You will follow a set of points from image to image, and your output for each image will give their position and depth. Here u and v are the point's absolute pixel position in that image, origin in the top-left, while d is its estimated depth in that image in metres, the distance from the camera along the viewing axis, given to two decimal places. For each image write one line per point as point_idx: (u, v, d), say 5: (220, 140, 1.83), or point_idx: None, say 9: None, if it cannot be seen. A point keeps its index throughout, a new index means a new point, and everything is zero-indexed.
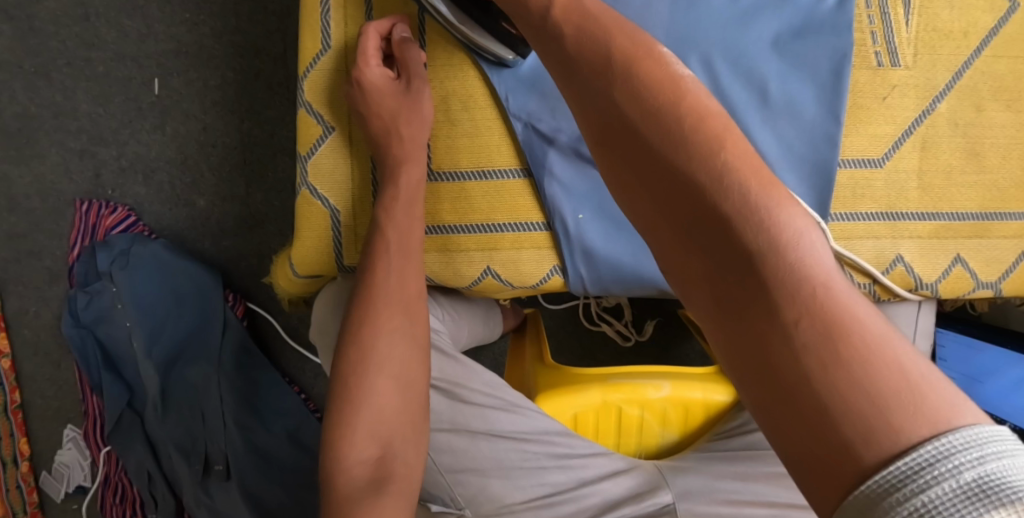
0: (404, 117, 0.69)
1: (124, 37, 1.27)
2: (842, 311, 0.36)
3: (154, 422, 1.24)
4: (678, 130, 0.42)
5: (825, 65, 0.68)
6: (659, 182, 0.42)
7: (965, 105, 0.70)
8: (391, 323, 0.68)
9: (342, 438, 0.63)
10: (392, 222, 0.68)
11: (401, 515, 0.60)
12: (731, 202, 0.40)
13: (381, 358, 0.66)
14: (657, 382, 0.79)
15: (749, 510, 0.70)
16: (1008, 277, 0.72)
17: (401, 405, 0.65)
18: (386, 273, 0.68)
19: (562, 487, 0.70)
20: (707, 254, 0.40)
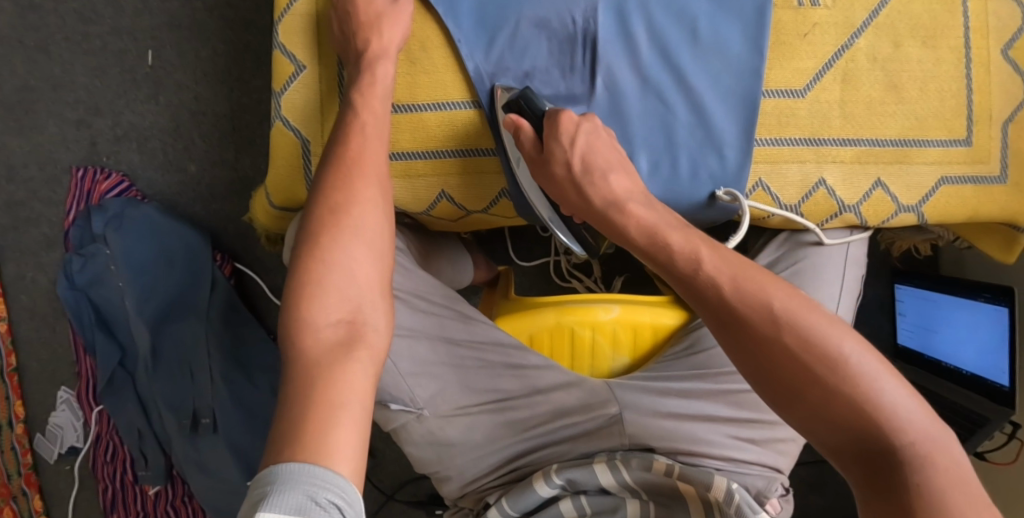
0: (388, 26, 0.75)
1: (120, 12, 1.34)
2: (961, 493, 0.51)
3: (145, 377, 1.28)
4: (830, 365, 0.55)
5: (750, 3, 0.75)
6: (816, 402, 0.55)
7: (883, 41, 0.77)
8: (365, 195, 0.71)
9: (313, 300, 0.64)
10: (369, 107, 0.74)
11: (369, 375, 0.62)
12: (871, 407, 0.54)
13: (355, 223, 0.68)
14: (607, 305, 0.86)
15: (688, 424, 0.76)
16: (929, 201, 0.79)
17: (373, 273, 0.68)
18: (361, 149, 0.72)
19: (515, 394, 0.78)
20: (859, 453, 0.54)
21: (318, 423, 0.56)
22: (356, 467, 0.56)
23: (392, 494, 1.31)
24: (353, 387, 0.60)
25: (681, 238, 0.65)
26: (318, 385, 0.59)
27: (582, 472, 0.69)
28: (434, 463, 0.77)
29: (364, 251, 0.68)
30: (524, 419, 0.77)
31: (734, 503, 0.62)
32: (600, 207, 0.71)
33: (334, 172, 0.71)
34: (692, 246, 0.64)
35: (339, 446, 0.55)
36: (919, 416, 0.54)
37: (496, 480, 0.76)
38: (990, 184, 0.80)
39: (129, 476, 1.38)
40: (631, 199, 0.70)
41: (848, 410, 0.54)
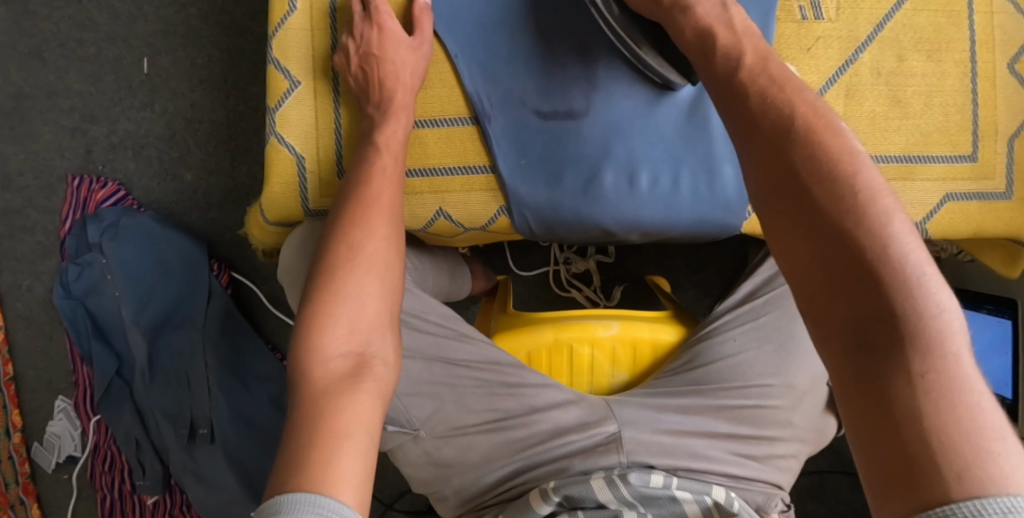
0: (410, 68, 0.77)
1: (115, 19, 1.33)
2: (959, 370, 0.44)
3: (143, 388, 1.28)
4: (847, 199, 0.50)
5: (752, 18, 0.74)
6: (821, 234, 0.50)
7: (887, 55, 0.75)
8: (381, 230, 0.71)
9: (319, 333, 0.64)
10: (386, 142, 0.75)
11: (375, 408, 0.61)
12: (887, 262, 0.47)
13: (369, 257, 0.69)
14: (606, 322, 0.85)
15: (688, 440, 0.74)
16: (933, 218, 0.78)
17: (382, 308, 0.68)
18: (381, 187, 0.73)
19: (513, 413, 0.76)
20: (852, 298, 0.48)
21: (322, 454, 0.55)
22: (361, 495, 0.55)
23: (391, 503, 1.30)
24: (359, 418, 0.59)
25: (730, 37, 0.62)
26: (323, 417, 0.58)
27: (579, 488, 0.67)
28: (434, 484, 0.76)
29: (374, 283, 0.68)
30: (522, 439, 0.75)
31: (734, 505, 0.66)
32: (670, 9, 0.67)
33: (349, 209, 0.72)
34: (741, 55, 0.60)
35: (344, 477, 0.54)
36: (936, 283, 0.47)
37: (496, 499, 0.74)
38: (995, 200, 0.78)
39: (127, 486, 1.37)
40: (702, 3, 0.66)
41: (856, 249, 0.48)
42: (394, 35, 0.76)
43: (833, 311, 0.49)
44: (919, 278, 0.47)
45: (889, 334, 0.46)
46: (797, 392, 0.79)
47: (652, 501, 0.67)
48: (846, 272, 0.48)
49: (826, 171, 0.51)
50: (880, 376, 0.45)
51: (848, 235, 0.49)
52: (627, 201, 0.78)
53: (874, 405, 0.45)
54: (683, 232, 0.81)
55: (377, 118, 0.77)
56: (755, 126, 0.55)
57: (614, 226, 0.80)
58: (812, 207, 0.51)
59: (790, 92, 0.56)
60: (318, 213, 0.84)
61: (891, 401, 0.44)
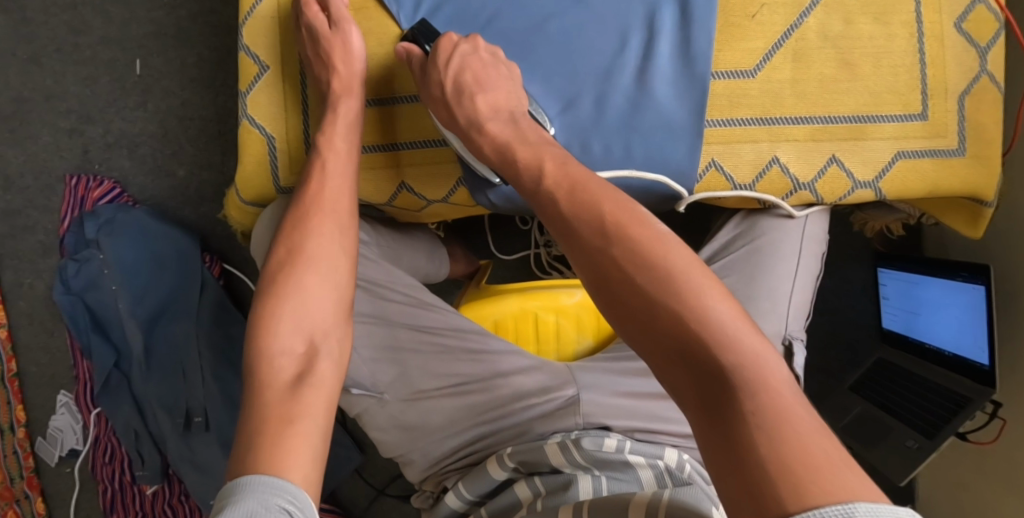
0: (342, 57, 0.78)
1: (109, 22, 1.38)
2: (787, 406, 0.48)
3: (139, 378, 1.31)
4: (660, 277, 0.55)
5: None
6: (643, 315, 0.54)
7: (834, 19, 0.77)
8: (322, 231, 0.75)
9: (270, 340, 0.67)
10: (331, 147, 0.78)
11: (325, 403, 0.65)
12: (705, 326, 0.52)
13: (313, 261, 0.73)
14: (571, 290, 0.87)
15: (646, 402, 0.76)
16: (885, 177, 0.79)
17: (332, 305, 0.72)
18: (325, 188, 0.77)
19: (475, 378, 0.78)
20: (684, 367, 0.52)
21: (274, 439, 0.59)
22: (310, 476, 0.58)
23: (383, 488, 1.32)
24: (311, 408, 0.63)
25: (529, 151, 0.68)
26: (270, 412, 0.62)
27: (534, 455, 0.71)
28: (400, 447, 0.79)
29: (322, 284, 0.72)
30: (484, 403, 0.77)
31: (684, 470, 0.67)
32: (466, 126, 0.74)
33: (293, 216, 0.76)
34: (540, 166, 0.65)
35: (295, 457, 0.58)
36: (750, 333, 0.52)
37: (458, 463, 0.77)
38: (949, 157, 0.79)
39: (128, 477, 1.40)
40: (494, 119, 0.73)
41: (674, 325, 0.53)
42: (322, 30, 0.79)
43: (672, 379, 0.53)
44: (737, 336, 0.51)
45: (720, 389, 0.50)
46: None
47: (607, 467, 0.68)
48: (671, 346, 0.53)
49: (639, 256, 0.56)
50: (720, 426, 0.49)
51: (668, 309, 0.53)
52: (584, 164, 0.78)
53: (722, 455, 0.48)
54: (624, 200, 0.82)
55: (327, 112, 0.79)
56: (574, 225, 0.60)
57: None
58: (637, 295, 0.55)
59: (599, 189, 0.61)
60: (289, 190, 0.87)
61: (734, 447, 0.47)
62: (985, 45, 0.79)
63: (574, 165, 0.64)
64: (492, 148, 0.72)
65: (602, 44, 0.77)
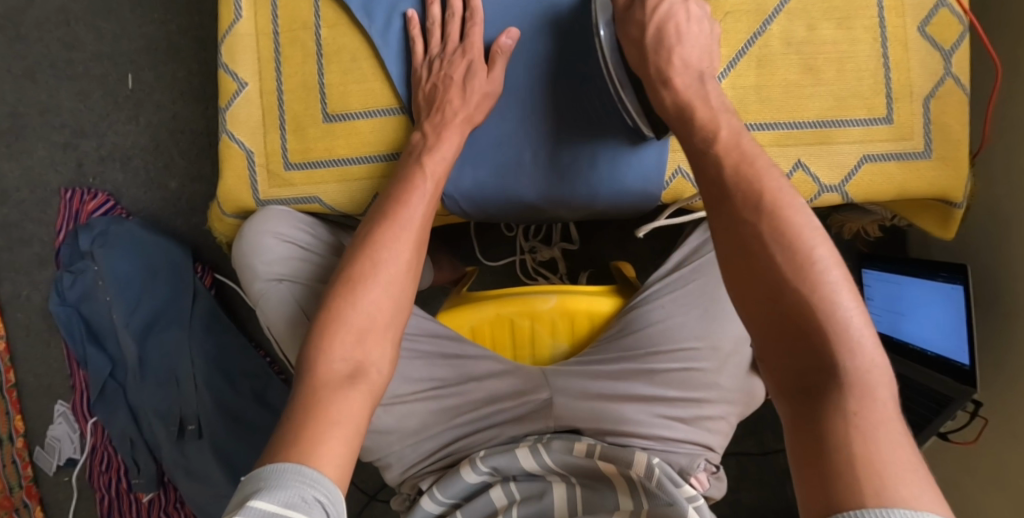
0: (480, 90, 0.78)
1: (102, 38, 1.41)
2: (884, 418, 0.50)
3: (134, 386, 1.33)
4: (799, 264, 0.56)
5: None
6: (772, 294, 0.56)
7: (797, 25, 0.78)
8: (397, 246, 0.74)
9: (334, 335, 0.67)
10: (431, 164, 0.77)
11: (365, 414, 0.64)
12: (830, 323, 0.54)
13: (385, 273, 0.72)
14: (545, 295, 0.88)
15: (617, 405, 0.78)
16: (851, 180, 0.80)
17: (392, 315, 0.71)
18: (416, 209, 0.76)
19: (450, 381, 0.81)
20: (797, 352, 0.55)
21: (314, 434, 0.59)
22: (342, 473, 0.59)
23: (375, 494, 1.34)
24: (352, 416, 0.62)
25: (707, 111, 0.68)
26: (318, 406, 0.62)
27: (506, 459, 0.72)
28: (376, 452, 0.79)
29: (392, 282, 0.72)
30: (458, 406, 0.80)
31: (653, 477, 0.67)
32: (653, 75, 0.72)
33: (379, 224, 0.75)
34: (717, 130, 0.66)
35: (328, 454, 0.58)
36: (871, 345, 0.53)
37: (432, 466, 0.79)
38: (914, 159, 0.80)
39: (125, 485, 1.42)
40: (683, 74, 0.71)
41: (801, 312, 0.55)
42: (472, 51, 0.79)
43: (781, 360, 0.56)
44: (857, 342, 0.53)
45: (826, 384, 0.52)
46: (722, 353, 0.79)
47: (580, 472, 0.71)
48: (792, 329, 0.55)
49: (783, 239, 0.57)
50: (814, 414, 0.52)
51: (797, 294, 0.55)
52: (556, 170, 0.81)
53: (810, 442, 0.51)
54: (599, 206, 0.83)
55: (433, 133, 0.78)
56: (727, 195, 0.61)
57: (539, 201, 0.83)
58: (767, 272, 0.57)
59: (758, 168, 0.62)
60: (267, 202, 0.88)
61: (819, 431, 0.51)
62: (950, 48, 0.79)
63: (747, 140, 0.65)
64: (671, 102, 0.71)
65: (567, 54, 0.80)
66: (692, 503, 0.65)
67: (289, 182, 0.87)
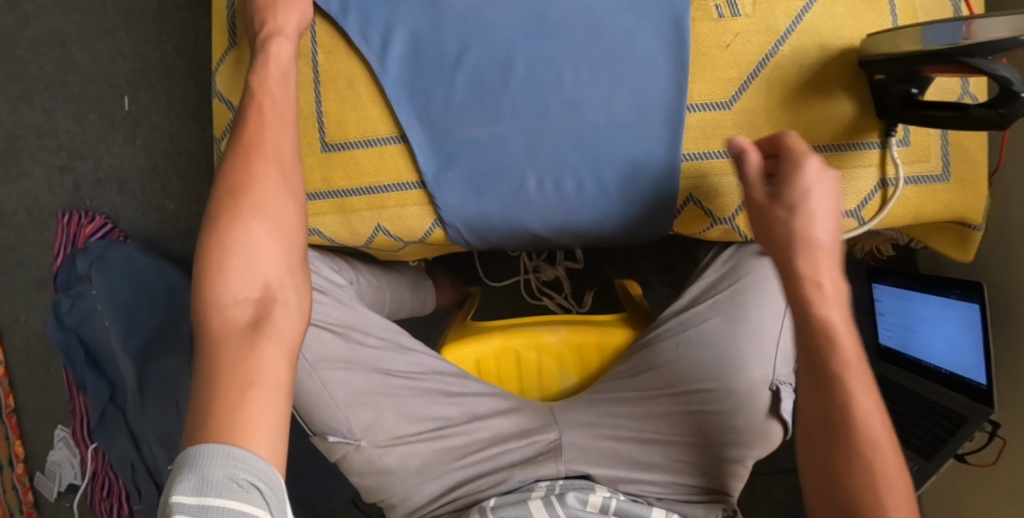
0: (285, 2, 0.75)
1: (96, 60, 1.38)
2: None
3: (134, 412, 1.31)
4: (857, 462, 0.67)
5: (661, 21, 0.75)
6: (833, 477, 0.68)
7: (809, 45, 0.75)
8: (265, 171, 0.68)
9: (221, 270, 0.63)
10: (264, 85, 0.72)
11: (280, 361, 0.61)
12: None
13: (255, 200, 0.66)
14: (552, 327, 0.86)
15: (628, 447, 0.78)
16: (867, 205, 0.78)
17: (276, 249, 0.66)
18: (267, 129, 0.70)
19: (453, 420, 0.79)
20: None
21: (235, 400, 0.57)
22: (277, 443, 0.58)
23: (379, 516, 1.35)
24: (266, 365, 0.60)
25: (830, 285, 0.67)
26: (226, 365, 0.59)
27: (516, 511, 0.69)
28: (381, 493, 0.78)
29: (281, 205, 0.67)
30: (463, 446, 0.78)
31: None
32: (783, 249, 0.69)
33: (231, 154, 0.69)
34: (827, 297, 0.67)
35: (257, 429, 0.57)
36: None
37: (440, 510, 0.77)
38: (932, 182, 0.78)
39: (124, 511, 1.38)
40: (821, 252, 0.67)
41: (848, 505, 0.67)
42: None
43: None
44: None
45: None
46: (737, 395, 0.76)
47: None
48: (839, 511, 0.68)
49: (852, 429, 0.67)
50: None
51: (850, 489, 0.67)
52: (562, 197, 0.79)
53: None
54: (604, 231, 0.82)
55: (261, 51, 0.74)
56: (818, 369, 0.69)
57: (542, 231, 0.82)
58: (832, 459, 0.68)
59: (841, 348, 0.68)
60: None
61: None
62: None
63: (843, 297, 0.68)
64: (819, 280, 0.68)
65: (572, 75, 0.76)
66: None
67: None
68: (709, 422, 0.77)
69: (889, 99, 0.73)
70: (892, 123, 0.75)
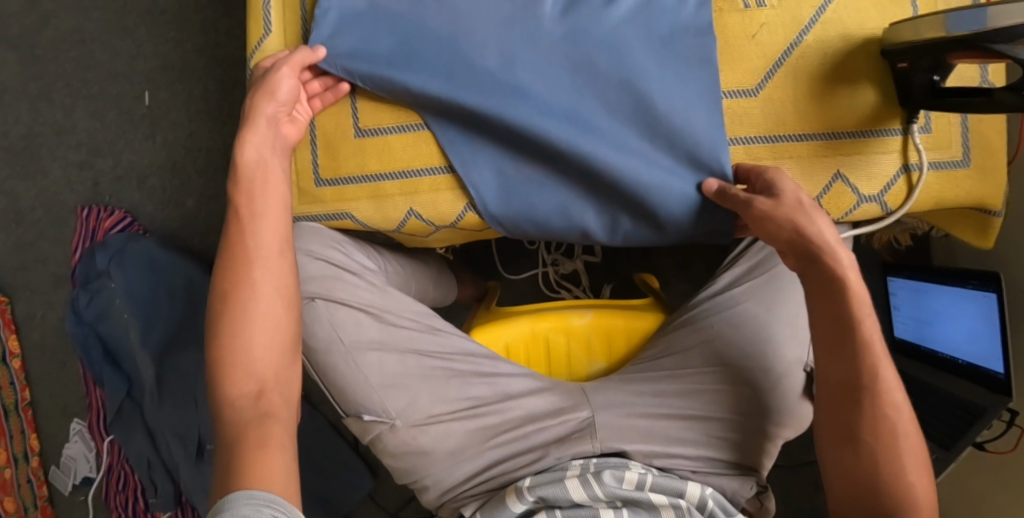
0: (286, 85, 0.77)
1: (117, 58, 1.40)
2: None
3: (151, 410, 1.30)
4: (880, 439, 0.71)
5: (695, 67, 0.76)
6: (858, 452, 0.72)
7: (833, 35, 0.78)
8: (258, 273, 0.71)
9: (226, 373, 0.67)
10: (249, 178, 0.74)
11: (285, 447, 0.65)
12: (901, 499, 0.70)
13: (253, 304, 0.70)
14: (580, 311, 0.88)
15: (663, 424, 0.80)
16: (891, 190, 0.80)
17: (272, 348, 0.70)
18: (263, 225, 0.73)
19: (486, 400, 0.81)
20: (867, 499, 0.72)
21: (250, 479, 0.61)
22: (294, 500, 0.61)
23: (395, 511, 1.35)
24: (275, 450, 0.64)
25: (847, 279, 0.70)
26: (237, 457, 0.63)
27: (554, 489, 0.73)
28: (415, 474, 0.80)
29: (272, 298, 0.71)
30: (496, 424, 0.80)
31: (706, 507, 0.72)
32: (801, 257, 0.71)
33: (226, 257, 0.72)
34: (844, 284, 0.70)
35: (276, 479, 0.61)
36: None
37: (475, 489, 0.80)
38: (953, 167, 0.80)
39: (140, 505, 1.39)
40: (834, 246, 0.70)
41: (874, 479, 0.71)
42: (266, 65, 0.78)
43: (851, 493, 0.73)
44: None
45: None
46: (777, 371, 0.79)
47: (629, 500, 0.72)
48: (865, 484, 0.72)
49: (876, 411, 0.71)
50: None
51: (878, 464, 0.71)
52: (606, 224, 0.83)
53: None
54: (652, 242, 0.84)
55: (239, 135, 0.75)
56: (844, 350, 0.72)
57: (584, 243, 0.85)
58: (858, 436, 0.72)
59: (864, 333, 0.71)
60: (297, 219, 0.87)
61: None
62: None
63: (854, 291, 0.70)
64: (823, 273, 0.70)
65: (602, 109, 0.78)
66: None
67: (319, 199, 0.84)
68: (748, 397, 0.79)
69: (914, 89, 0.75)
70: (914, 111, 0.77)
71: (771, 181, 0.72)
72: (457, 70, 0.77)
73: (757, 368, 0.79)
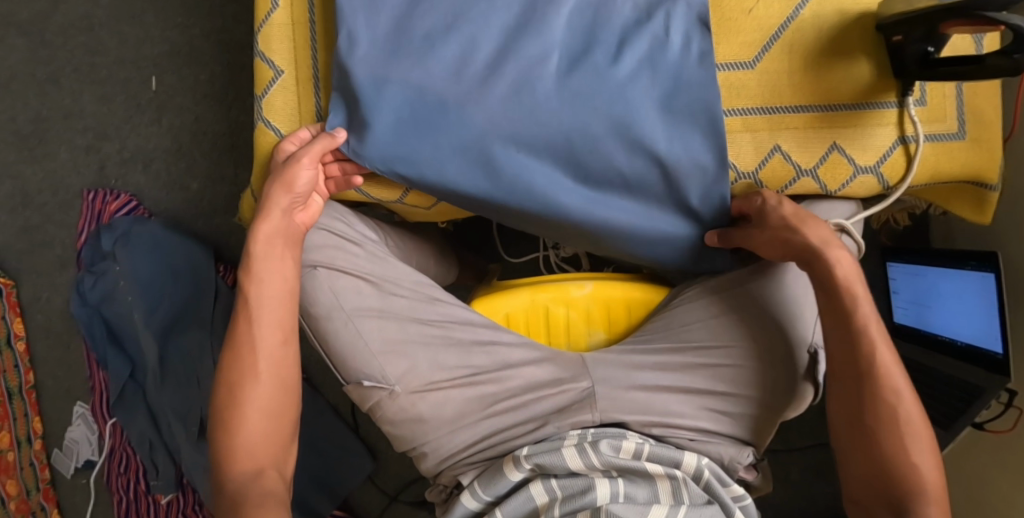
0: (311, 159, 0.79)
1: (124, 43, 1.42)
2: None
3: (154, 389, 1.32)
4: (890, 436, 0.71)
5: (699, 123, 0.78)
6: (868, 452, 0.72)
7: (829, 9, 0.79)
8: (257, 366, 0.74)
9: (232, 458, 0.72)
10: (255, 271, 0.76)
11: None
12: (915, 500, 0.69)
13: (252, 392, 0.73)
14: (580, 282, 0.89)
15: (661, 397, 0.82)
16: (886, 160, 0.81)
17: (271, 433, 0.73)
18: (268, 312, 0.76)
19: (485, 369, 0.82)
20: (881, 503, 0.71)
21: None
22: None
23: (395, 495, 1.35)
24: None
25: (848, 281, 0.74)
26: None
27: (551, 457, 0.73)
28: (414, 441, 0.81)
29: (271, 393, 0.74)
30: (495, 393, 0.81)
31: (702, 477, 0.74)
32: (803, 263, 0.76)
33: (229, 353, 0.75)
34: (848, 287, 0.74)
35: None
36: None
37: (473, 457, 0.81)
38: (948, 140, 0.81)
39: (141, 487, 1.40)
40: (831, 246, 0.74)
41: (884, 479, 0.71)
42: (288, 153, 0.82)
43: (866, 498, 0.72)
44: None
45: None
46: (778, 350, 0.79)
47: (625, 469, 0.72)
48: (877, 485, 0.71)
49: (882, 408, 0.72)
50: None
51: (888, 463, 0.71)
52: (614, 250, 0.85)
53: None
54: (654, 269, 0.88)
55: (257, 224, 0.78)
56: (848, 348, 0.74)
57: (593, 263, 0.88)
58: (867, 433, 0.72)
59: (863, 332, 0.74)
60: None
61: None
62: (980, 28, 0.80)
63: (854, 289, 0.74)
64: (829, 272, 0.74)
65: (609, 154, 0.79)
66: (738, 502, 0.75)
67: None
68: (752, 374, 0.80)
69: (907, 59, 0.75)
70: (909, 84, 0.78)
71: (762, 211, 0.78)
72: (468, 138, 0.79)
73: (767, 344, 0.80)
